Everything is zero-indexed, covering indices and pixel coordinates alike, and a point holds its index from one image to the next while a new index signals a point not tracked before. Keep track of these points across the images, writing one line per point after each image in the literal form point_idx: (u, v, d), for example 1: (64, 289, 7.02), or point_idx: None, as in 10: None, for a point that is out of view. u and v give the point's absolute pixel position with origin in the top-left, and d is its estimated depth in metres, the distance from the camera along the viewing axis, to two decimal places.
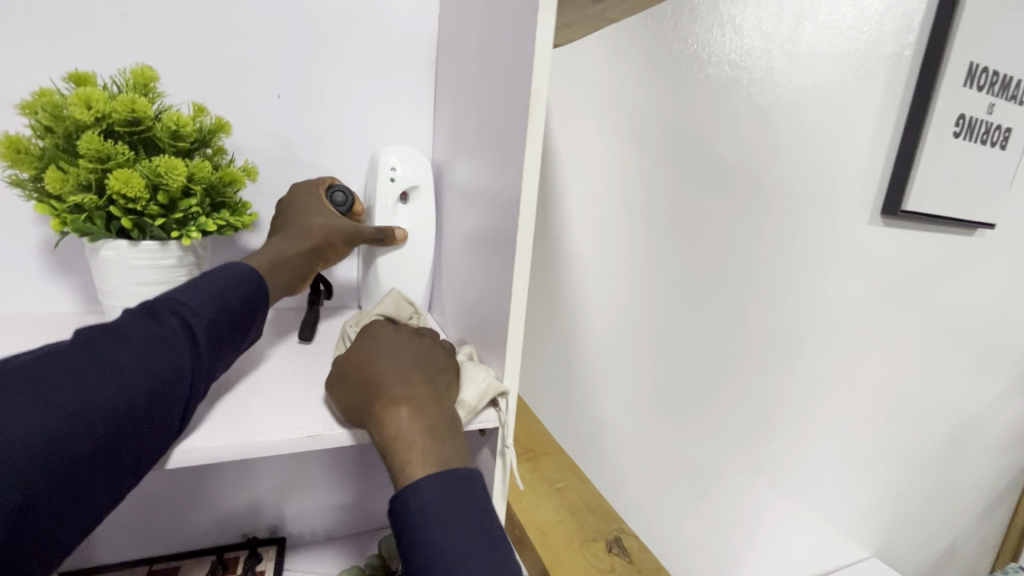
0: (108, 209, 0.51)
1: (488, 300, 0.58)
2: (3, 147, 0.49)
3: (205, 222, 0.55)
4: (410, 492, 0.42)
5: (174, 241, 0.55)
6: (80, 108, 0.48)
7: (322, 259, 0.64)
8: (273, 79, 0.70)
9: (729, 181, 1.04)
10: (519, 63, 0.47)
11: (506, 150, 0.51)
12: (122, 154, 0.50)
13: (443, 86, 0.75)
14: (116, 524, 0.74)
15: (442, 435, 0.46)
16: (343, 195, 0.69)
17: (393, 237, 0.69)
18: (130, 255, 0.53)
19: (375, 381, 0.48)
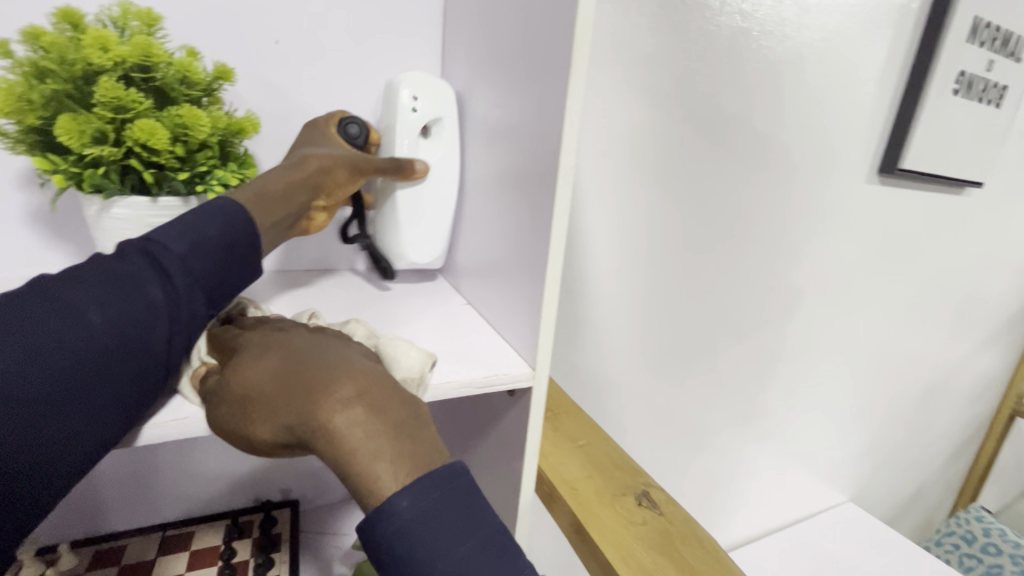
0: (124, 162, 0.49)
1: (515, 254, 0.57)
2: (1, 92, 0.44)
3: (225, 175, 0.54)
4: (390, 523, 0.36)
5: (195, 198, 0.53)
6: (96, 51, 0.45)
7: (324, 193, 0.58)
8: (266, 22, 0.63)
9: (737, 138, 1.02)
10: (560, 13, 0.47)
11: (542, 93, 0.50)
12: (141, 103, 0.47)
13: (453, 32, 0.69)
14: (124, 492, 0.72)
15: (401, 430, 0.40)
16: (357, 127, 0.64)
17: (411, 168, 0.63)
18: (147, 212, 0.51)
19: (304, 398, 0.40)
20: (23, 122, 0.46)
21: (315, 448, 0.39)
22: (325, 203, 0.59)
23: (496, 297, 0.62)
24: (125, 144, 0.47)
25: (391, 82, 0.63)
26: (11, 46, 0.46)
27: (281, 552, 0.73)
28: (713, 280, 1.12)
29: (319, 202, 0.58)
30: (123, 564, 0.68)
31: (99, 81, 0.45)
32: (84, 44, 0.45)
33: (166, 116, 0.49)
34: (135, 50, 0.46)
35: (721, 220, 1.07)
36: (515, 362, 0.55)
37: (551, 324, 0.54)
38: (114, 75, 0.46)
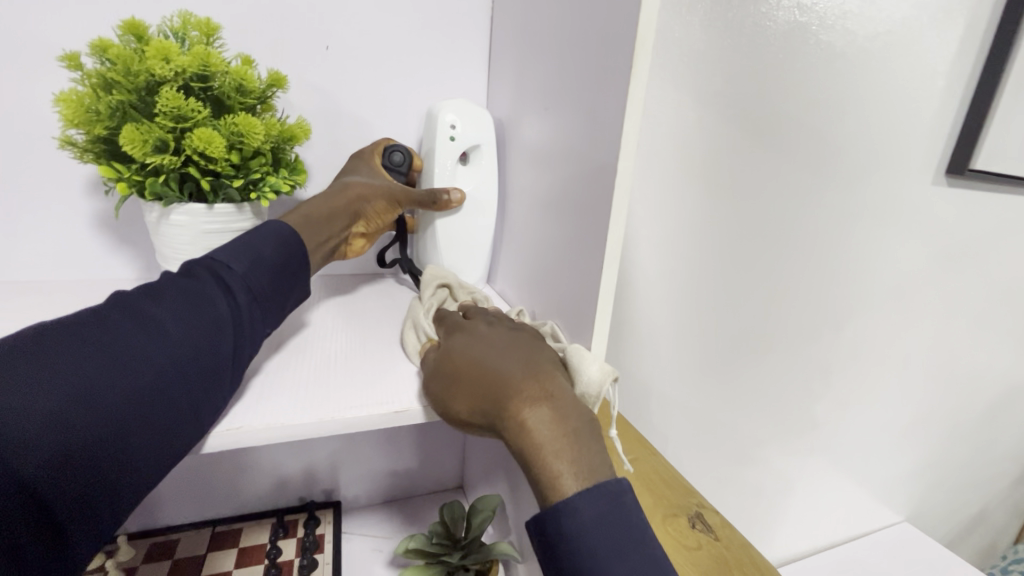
0: (182, 170, 0.50)
1: (564, 266, 0.55)
2: (71, 104, 0.46)
3: (277, 183, 0.54)
4: (564, 519, 0.38)
5: (249, 204, 0.54)
6: (158, 62, 0.46)
7: (363, 220, 0.59)
8: (317, 29, 0.64)
9: (794, 139, 0.97)
10: (621, 13, 0.44)
11: (597, 97, 0.48)
12: (199, 112, 0.47)
13: (501, 34, 0.68)
14: (177, 489, 0.75)
15: (580, 436, 0.42)
16: (401, 154, 0.64)
17: (445, 200, 0.61)
18: (203, 219, 0.52)
19: (498, 384, 0.44)
20: (90, 132, 0.47)
21: (503, 435, 0.43)
22: (364, 229, 0.61)
23: (543, 307, 0.60)
24: (184, 153, 0.48)
25: (431, 109, 0.62)
26: (80, 58, 0.48)
27: (324, 552, 0.74)
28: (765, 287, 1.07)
29: (358, 228, 0.60)
30: (176, 557, 0.71)
31: (161, 91, 0.46)
32: (147, 55, 0.46)
33: (222, 124, 0.49)
34: (195, 60, 0.47)
35: (775, 225, 1.02)
36: None
37: (603, 337, 0.52)
38: (174, 85, 0.47)
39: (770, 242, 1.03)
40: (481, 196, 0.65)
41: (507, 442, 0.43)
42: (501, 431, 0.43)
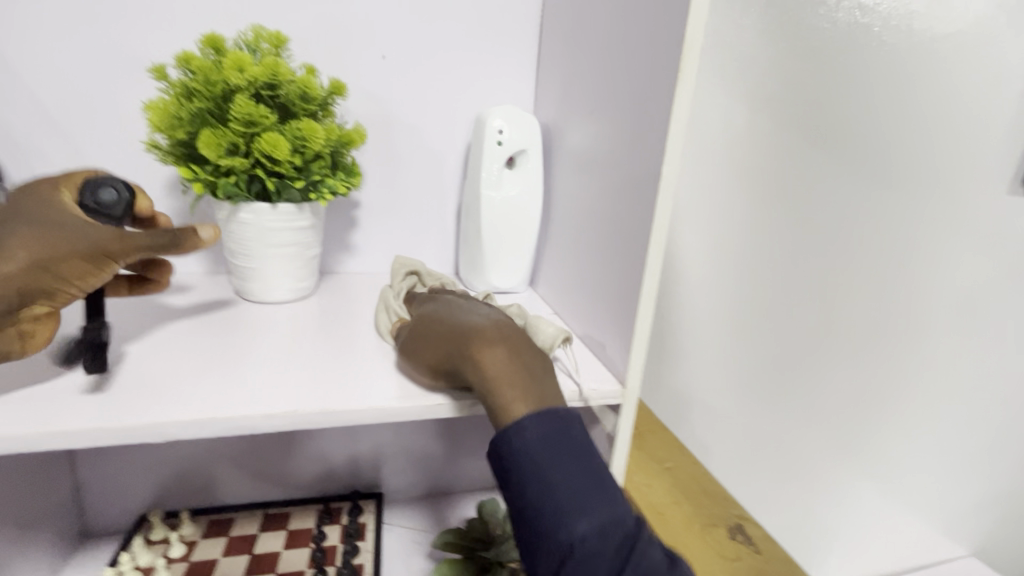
0: (251, 172, 0.54)
1: (606, 271, 0.55)
2: (158, 110, 0.50)
3: (334, 184, 0.57)
4: (511, 438, 0.39)
5: (308, 204, 0.58)
6: (234, 71, 0.50)
7: (32, 290, 0.40)
8: (375, 40, 0.67)
9: (880, 149, 0.91)
10: (670, 19, 0.45)
11: (643, 104, 0.48)
12: (267, 117, 0.51)
13: (549, 41, 0.69)
14: (236, 468, 0.80)
15: (534, 375, 0.42)
16: (112, 194, 0.45)
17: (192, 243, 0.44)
18: (268, 217, 0.56)
19: (460, 330, 0.45)
20: (173, 136, 0.52)
21: (464, 377, 0.44)
22: (49, 305, 0.42)
23: (586, 309, 0.60)
24: (253, 155, 0.52)
25: (480, 115, 0.64)
26: (166, 70, 0.53)
27: (366, 540, 0.76)
28: (836, 308, 0.99)
29: (49, 292, 0.41)
30: (231, 534, 0.75)
31: (235, 98, 0.50)
32: (225, 66, 0.50)
33: (287, 129, 0.53)
34: (265, 70, 0.51)
35: (847, 238, 0.95)
36: (605, 378, 0.52)
37: (645, 341, 0.51)
38: (246, 93, 0.51)
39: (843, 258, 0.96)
40: (526, 198, 0.66)
41: (468, 383, 0.44)
42: (461, 372, 0.44)
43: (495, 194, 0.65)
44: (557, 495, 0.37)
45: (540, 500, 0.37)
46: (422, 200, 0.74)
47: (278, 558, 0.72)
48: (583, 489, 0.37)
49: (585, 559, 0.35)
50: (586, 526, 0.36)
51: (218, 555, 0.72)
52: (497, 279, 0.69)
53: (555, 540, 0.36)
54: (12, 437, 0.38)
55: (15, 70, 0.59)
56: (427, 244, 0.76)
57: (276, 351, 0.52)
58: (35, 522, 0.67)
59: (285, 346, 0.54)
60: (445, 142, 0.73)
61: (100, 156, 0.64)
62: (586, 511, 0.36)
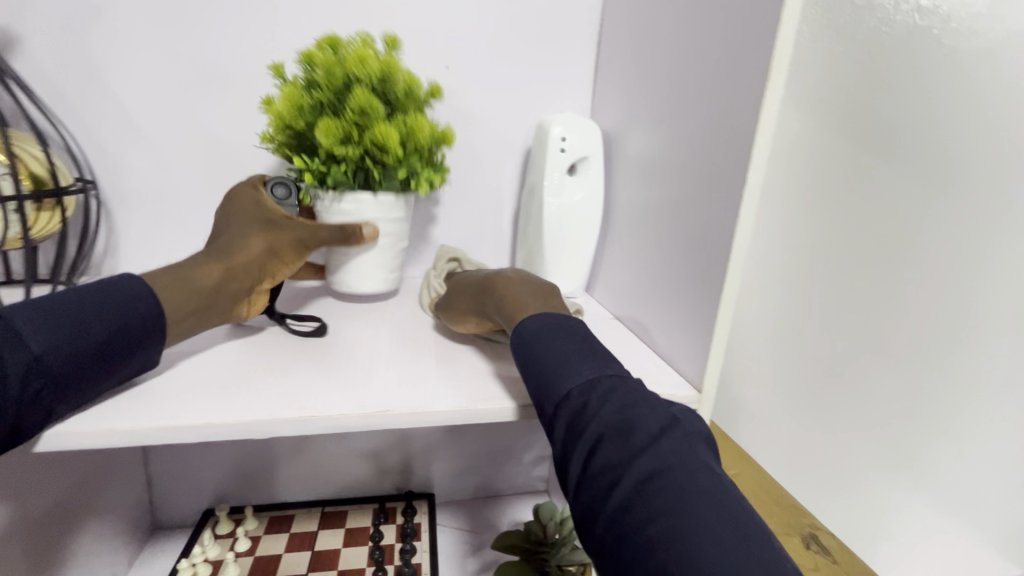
0: (357, 162, 0.55)
1: (676, 276, 0.54)
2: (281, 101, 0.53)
3: (430, 176, 0.58)
4: (518, 331, 0.45)
5: (404, 195, 0.59)
6: (354, 67, 0.52)
7: (264, 271, 0.52)
8: (439, 52, 0.69)
9: (974, 162, 0.68)
10: (752, 26, 0.44)
11: (721, 111, 0.47)
12: (379, 110, 0.53)
13: (611, 50, 0.69)
14: (295, 467, 0.82)
15: (541, 293, 0.50)
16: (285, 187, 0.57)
17: (357, 236, 0.56)
18: (367, 204, 0.57)
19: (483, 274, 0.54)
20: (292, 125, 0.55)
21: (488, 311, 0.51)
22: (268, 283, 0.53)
23: (654, 315, 0.58)
24: (362, 144, 0.54)
25: (542, 123, 0.65)
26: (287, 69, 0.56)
27: (421, 540, 0.78)
28: (909, 363, 0.74)
29: (272, 273, 0.53)
30: (292, 530, 0.78)
31: (353, 91, 0.52)
32: (347, 61, 0.53)
33: (395, 122, 0.55)
34: (379, 66, 0.53)
35: (915, 273, 0.72)
36: (678, 385, 0.51)
37: (721, 350, 0.49)
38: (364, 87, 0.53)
39: (909, 296, 0.73)
40: (588, 203, 0.67)
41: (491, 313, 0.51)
42: (485, 307, 0.52)
43: (557, 199, 0.66)
44: (549, 359, 0.42)
45: (542, 374, 0.42)
46: (481, 207, 0.76)
47: (337, 555, 0.74)
48: (573, 353, 0.42)
49: (578, 407, 0.38)
50: (574, 382, 0.40)
51: (281, 549, 0.74)
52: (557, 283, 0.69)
53: (553, 403, 0.40)
54: (122, 429, 0.40)
55: (106, 84, 0.62)
56: (485, 248, 0.78)
57: (351, 354, 0.53)
58: (113, 512, 0.70)
59: (359, 348, 0.55)
60: (504, 149, 0.74)
61: (179, 165, 0.67)
62: (575, 370, 0.40)
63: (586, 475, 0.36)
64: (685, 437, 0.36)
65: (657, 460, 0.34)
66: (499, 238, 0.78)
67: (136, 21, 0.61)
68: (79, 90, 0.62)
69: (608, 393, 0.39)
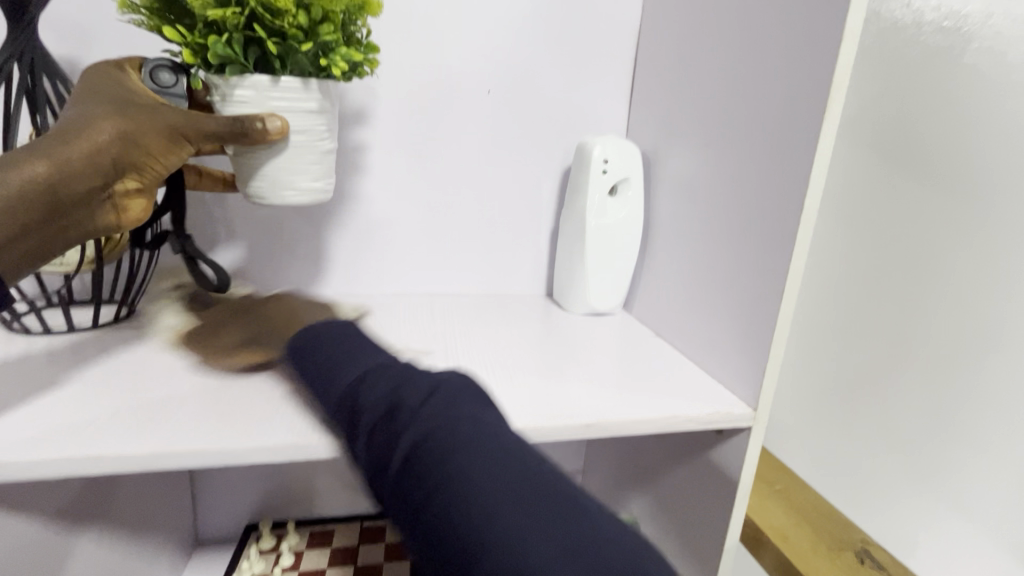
0: (246, 33, 0.46)
1: (727, 297, 0.56)
2: None
3: (346, 52, 0.49)
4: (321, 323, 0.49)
5: (315, 79, 0.50)
6: None
7: (126, 167, 0.43)
8: (481, 77, 0.71)
9: (1006, 187, 0.70)
10: (804, 63, 0.46)
11: (774, 142, 0.49)
12: None
13: (647, 74, 0.72)
14: (334, 482, 0.83)
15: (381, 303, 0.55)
16: (168, 74, 0.48)
17: (258, 130, 0.47)
18: (268, 91, 0.48)
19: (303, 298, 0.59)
20: None
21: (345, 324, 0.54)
22: (137, 181, 0.45)
23: (703, 332, 0.59)
24: (247, 6, 0.44)
25: (584, 146, 0.67)
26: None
27: None
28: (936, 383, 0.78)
29: (136, 168, 0.44)
30: (334, 546, 0.78)
31: None
32: None
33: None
34: None
35: (955, 297, 0.75)
36: (732, 402, 0.52)
37: (777, 368, 0.50)
38: None
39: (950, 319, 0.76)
40: (629, 224, 0.68)
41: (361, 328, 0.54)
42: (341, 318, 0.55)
43: (599, 221, 0.67)
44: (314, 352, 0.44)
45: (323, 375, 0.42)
46: (519, 225, 0.78)
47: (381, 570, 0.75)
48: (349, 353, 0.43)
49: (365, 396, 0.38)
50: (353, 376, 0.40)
51: (324, 565, 0.75)
52: (597, 299, 0.71)
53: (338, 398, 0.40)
54: (216, 449, 0.40)
55: None
56: (522, 265, 0.79)
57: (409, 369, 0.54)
58: (160, 527, 0.71)
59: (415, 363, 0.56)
60: (542, 169, 0.76)
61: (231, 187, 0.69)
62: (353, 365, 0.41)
63: (371, 460, 0.35)
64: (449, 402, 0.35)
65: (429, 425, 0.33)
66: (536, 255, 0.79)
67: None
68: None
69: (381, 374, 0.39)
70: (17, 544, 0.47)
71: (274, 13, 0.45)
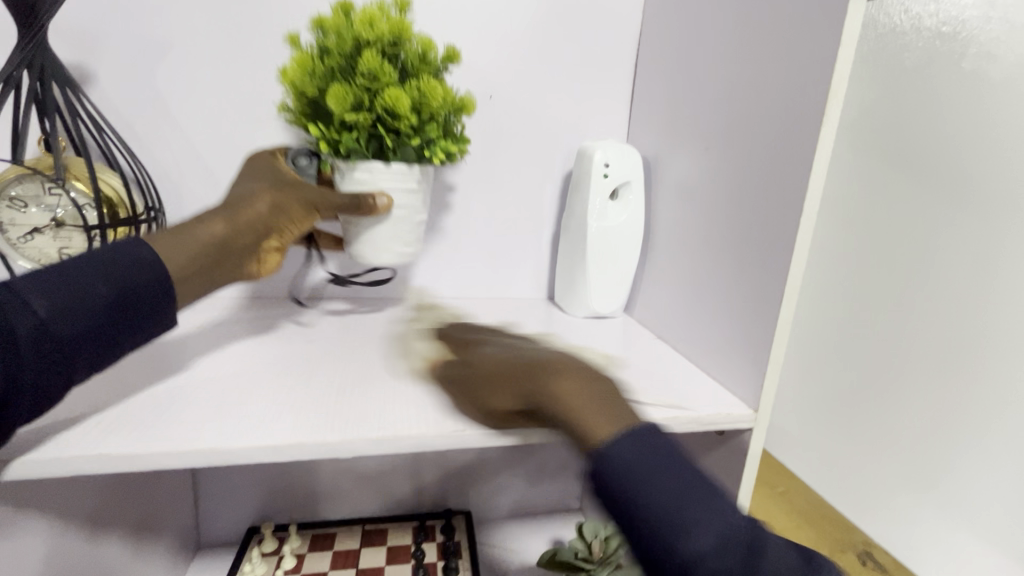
0: (371, 130, 0.53)
1: (727, 300, 0.56)
2: (294, 65, 0.52)
3: (447, 145, 0.56)
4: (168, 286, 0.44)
5: (419, 166, 0.57)
6: (365, 27, 0.51)
7: (274, 230, 0.51)
8: (483, 82, 0.72)
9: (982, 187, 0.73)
10: (804, 66, 0.47)
11: (774, 146, 0.50)
12: (390, 72, 0.51)
13: (648, 79, 0.73)
14: (335, 484, 0.83)
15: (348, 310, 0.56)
16: (306, 158, 0.57)
17: (370, 205, 0.54)
18: (381, 175, 0.55)
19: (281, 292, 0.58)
20: (304, 93, 0.53)
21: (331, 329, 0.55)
22: (278, 242, 0.52)
23: (704, 334, 0.59)
24: (375, 110, 0.52)
25: (586, 149, 0.68)
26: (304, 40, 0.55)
27: (463, 558, 0.78)
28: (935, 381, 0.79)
29: (279, 232, 0.51)
30: (336, 548, 0.78)
31: (363, 52, 0.50)
32: (357, 23, 0.51)
33: (407, 86, 0.52)
34: (391, 28, 0.52)
35: (944, 284, 0.77)
36: (733, 403, 0.52)
37: (777, 368, 0.50)
38: (375, 49, 0.51)
39: (942, 305, 0.78)
40: (630, 226, 0.69)
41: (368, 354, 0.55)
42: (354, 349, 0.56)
43: (599, 223, 0.68)
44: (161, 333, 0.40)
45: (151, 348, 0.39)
46: (521, 228, 0.78)
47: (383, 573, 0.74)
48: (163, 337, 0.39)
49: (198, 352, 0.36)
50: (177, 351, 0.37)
51: (326, 568, 0.75)
52: (599, 302, 0.71)
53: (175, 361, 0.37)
54: (220, 450, 0.39)
55: (170, 115, 0.65)
56: (523, 268, 0.80)
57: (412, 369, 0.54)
58: (161, 530, 0.71)
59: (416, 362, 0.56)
60: (544, 173, 0.77)
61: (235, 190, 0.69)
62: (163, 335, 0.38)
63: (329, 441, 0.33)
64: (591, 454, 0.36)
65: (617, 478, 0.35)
66: (537, 258, 0.80)
67: (201, 57, 0.65)
68: (145, 122, 0.65)
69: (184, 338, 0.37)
70: (13, 545, 0.47)
71: (395, 114, 0.52)
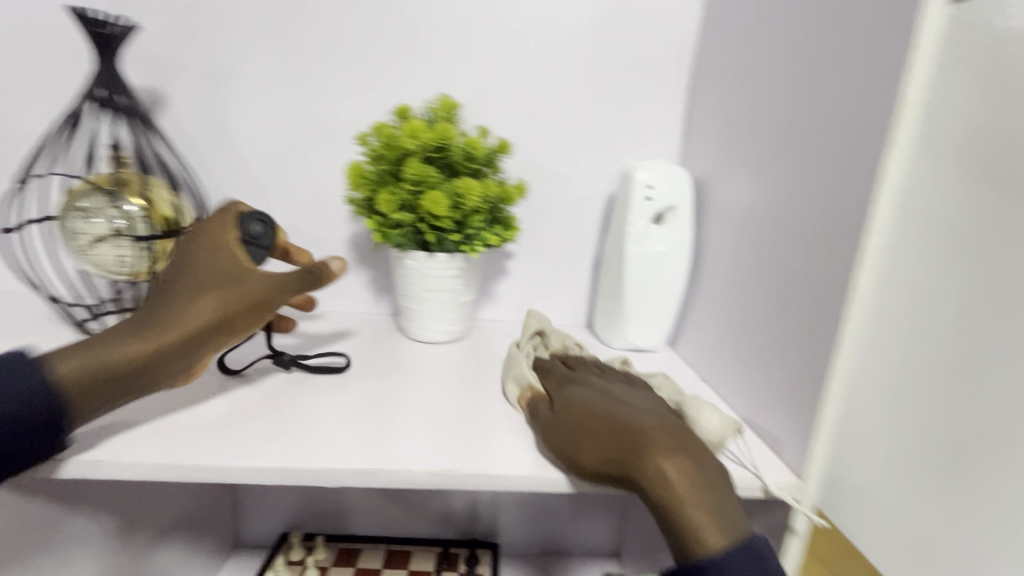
0: (417, 225, 0.58)
1: (775, 344, 0.49)
2: (354, 172, 0.58)
3: (487, 236, 0.59)
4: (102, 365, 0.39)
5: (461, 254, 0.60)
6: (409, 137, 0.54)
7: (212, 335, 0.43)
8: (525, 100, 0.70)
9: None
10: (869, 77, 0.40)
11: (834, 168, 0.43)
12: (433, 178, 0.55)
13: (704, 94, 0.67)
14: (365, 500, 0.83)
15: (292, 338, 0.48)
16: (261, 226, 0.47)
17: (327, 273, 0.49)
18: (427, 264, 0.60)
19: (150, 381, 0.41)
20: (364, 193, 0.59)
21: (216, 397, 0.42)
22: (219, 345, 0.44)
23: (749, 380, 0.52)
24: (419, 211, 0.56)
25: (628, 169, 0.63)
26: (368, 137, 0.59)
27: None
28: None
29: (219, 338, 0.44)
30: (359, 566, 0.77)
31: (409, 160, 0.55)
32: (403, 133, 0.55)
33: (449, 186, 0.56)
34: (436, 135, 0.55)
35: None
36: (775, 466, 0.45)
37: (828, 430, 0.42)
38: (420, 156, 0.55)
39: None
40: (674, 255, 0.63)
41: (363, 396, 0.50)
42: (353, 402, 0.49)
43: (640, 249, 0.63)
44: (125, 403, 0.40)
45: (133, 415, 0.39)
46: (562, 251, 0.74)
47: None
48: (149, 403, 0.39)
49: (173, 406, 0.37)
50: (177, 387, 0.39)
51: None
52: (640, 335, 0.65)
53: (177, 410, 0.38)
54: (206, 466, 0.40)
55: (230, 135, 0.70)
56: (564, 292, 0.76)
57: (424, 395, 0.52)
58: (200, 526, 0.74)
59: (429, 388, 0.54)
60: (588, 194, 0.73)
61: (285, 206, 0.72)
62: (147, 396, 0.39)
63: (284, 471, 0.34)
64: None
65: None
66: (579, 283, 0.75)
67: (258, 81, 0.69)
68: (209, 142, 0.70)
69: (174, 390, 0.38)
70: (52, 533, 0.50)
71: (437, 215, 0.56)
